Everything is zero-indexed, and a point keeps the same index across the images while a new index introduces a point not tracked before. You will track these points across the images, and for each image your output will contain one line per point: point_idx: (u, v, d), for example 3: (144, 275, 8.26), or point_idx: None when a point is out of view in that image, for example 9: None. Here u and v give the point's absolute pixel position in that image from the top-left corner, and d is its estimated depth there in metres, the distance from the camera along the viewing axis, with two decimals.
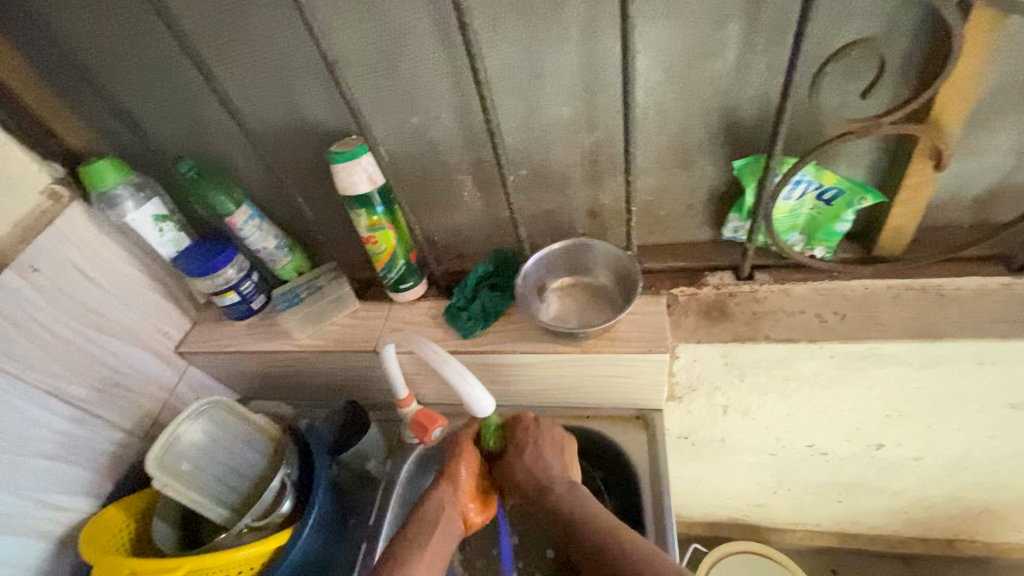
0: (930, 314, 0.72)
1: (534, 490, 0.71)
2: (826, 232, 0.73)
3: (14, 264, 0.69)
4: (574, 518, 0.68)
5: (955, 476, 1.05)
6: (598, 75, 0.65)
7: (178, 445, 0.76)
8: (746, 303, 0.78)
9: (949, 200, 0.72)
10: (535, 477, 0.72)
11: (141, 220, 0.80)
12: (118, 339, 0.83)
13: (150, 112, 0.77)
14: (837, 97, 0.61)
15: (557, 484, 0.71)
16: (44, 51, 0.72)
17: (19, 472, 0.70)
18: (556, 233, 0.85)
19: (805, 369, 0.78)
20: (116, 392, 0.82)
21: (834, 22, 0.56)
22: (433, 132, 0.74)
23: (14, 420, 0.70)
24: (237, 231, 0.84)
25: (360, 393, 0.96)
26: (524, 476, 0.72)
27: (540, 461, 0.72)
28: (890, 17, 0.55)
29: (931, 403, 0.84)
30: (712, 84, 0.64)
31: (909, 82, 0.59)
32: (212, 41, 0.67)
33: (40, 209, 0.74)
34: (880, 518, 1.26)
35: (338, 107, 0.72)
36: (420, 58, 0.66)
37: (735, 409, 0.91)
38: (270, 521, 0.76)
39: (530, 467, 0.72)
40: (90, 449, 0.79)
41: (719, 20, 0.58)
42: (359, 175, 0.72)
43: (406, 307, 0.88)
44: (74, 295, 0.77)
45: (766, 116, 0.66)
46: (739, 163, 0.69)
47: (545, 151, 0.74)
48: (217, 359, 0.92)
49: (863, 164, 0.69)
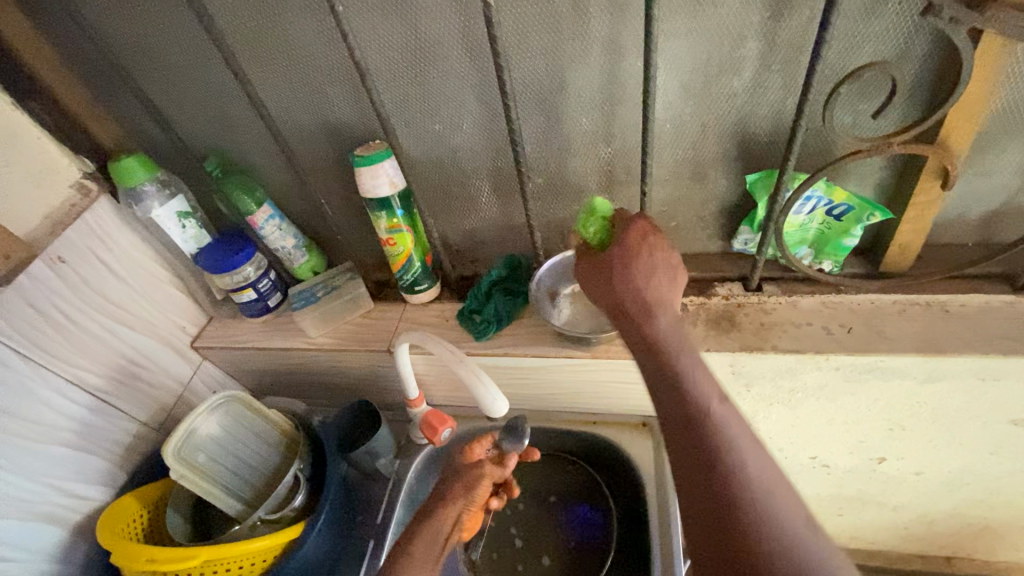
0: (934, 330, 0.73)
1: (640, 313, 0.57)
2: (834, 247, 0.75)
3: (43, 255, 0.71)
4: (678, 359, 0.53)
5: (955, 492, 1.06)
6: (618, 89, 0.68)
7: (195, 437, 0.77)
8: (755, 314, 0.79)
9: (954, 218, 0.74)
10: (650, 282, 0.58)
11: (164, 215, 0.82)
12: (137, 330, 0.84)
13: (179, 111, 0.79)
14: (849, 116, 0.63)
15: (665, 309, 0.56)
16: (82, 50, 0.75)
17: (39, 458, 0.71)
18: (569, 240, 0.87)
19: (810, 381, 0.80)
20: (134, 384, 0.83)
21: (848, 44, 0.58)
22: (455, 138, 0.76)
23: (38, 407, 0.71)
24: (258, 230, 0.87)
25: (371, 393, 0.97)
26: (635, 292, 0.57)
27: (646, 279, 0.58)
28: (902, 41, 0.57)
29: (933, 417, 0.85)
30: (728, 100, 0.66)
31: (919, 104, 0.61)
32: (246, 44, 0.70)
33: (70, 202, 0.77)
34: (879, 533, 1.26)
35: (364, 113, 0.75)
36: (446, 67, 0.69)
37: (740, 419, 0.92)
38: (283, 515, 0.77)
39: (642, 300, 0.57)
40: (107, 439, 0.80)
41: (737, 39, 0.61)
42: (382, 179, 0.74)
43: (420, 309, 0.90)
44: (99, 286, 0.79)
45: (779, 133, 0.68)
46: (752, 177, 0.71)
47: (563, 160, 0.76)
48: (232, 355, 0.93)
49: (872, 182, 0.71)
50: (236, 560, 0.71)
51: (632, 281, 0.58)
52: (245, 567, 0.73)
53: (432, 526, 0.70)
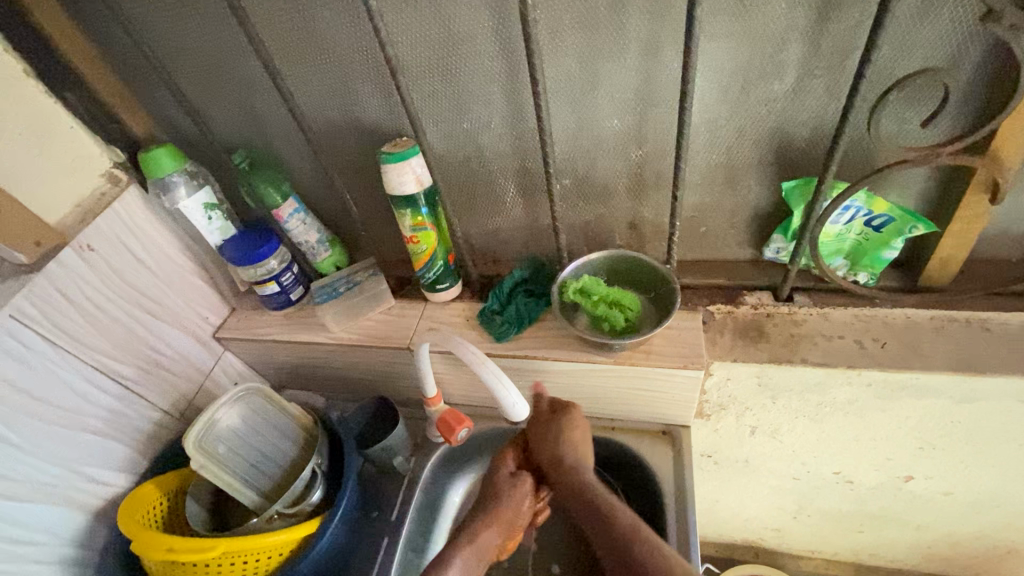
0: (974, 348, 0.71)
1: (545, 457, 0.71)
2: (871, 258, 0.73)
3: (72, 243, 0.72)
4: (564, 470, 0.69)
5: (983, 514, 1.03)
6: (653, 91, 0.66)
7: (215, 429, 0.77)
8: (784, 325, 0.77)
9: (998, 233, 0.71)
10: (553, 442, 0.71)
11: (192, 207, 0.83)
12: (162, 320, 0.85)
13: (209, 103, 0.80)
14: (895, 124, 0.61)
15: (580, 461, 0.69)
16: (116, 40, 0.75)
17: (64, 443, 0.72)
18: (594, 243, 0.86)
19: (839, 395, 0.77)
20: (158, 372, 0.84)
21: (898, 49, 0.56)
22: (482, 137, 0.75)
23: (65, 392, 0.72)
24: (282, 223, 0.86)
25: (389, 389, 0.97)
26: (546, 447, 0.71)
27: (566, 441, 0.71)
28: (955, 48, 0.55)
29: (965, 438, 0.83)
30: (767, 105, 0.64)
31: (970, 113, 0.59)
32: (278, 37, 0.69)
33: (100, 191, 0.78)
34: (900, 552, 1.23)
35: (392, 108, 0.74)
36: (477, 63, 0.67)
37: (762, 431, 0.90)
38: (300, 510, 0.77)
39: (551, 454, 0.70)
40: (130, 426, 0.81)
41: (780, 42, 0.59)
42: (408, 177, 0.73)
43: (441, 307, 0.89)
44: (126, 276, 0.79)
45: (818, 140, 0.66)
46: (788, 185, 0.69)
47: (592, 162, 0.75)
48: (253, 347, 0.94)
49: (913, 193, 0.69)
50: (251, 553, 0.71)
51: (545, 442, 0.72)
52: (261, 560, 0.73)
53: (477, 545, 0.65)
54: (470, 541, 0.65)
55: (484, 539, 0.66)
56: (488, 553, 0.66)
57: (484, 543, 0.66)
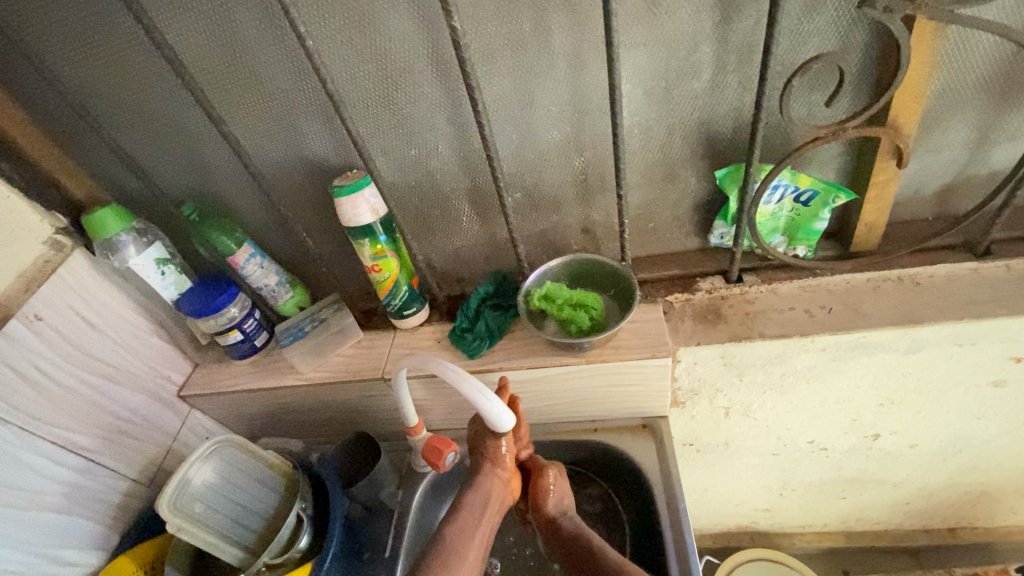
0: (910, 302, 0.77)
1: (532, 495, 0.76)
2: (806, 232, 0.78)
3: (19, 314, 0.69)
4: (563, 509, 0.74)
5: (950, 462, 1.08)
6: (585, 100, 0.70)
7: (190, 487, 0.74)
8: (738, 304, 0.82)
9: (911, 195, 0.78)
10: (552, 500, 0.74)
11: (143, 264, 0.80)
12: (123, 385, 0.82)
13: (154, 159, 0.80)
14: (804, 107, 0.67)
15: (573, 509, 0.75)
16: (51, 104, 0.75)
17: (26, 528, 0.68)
18: (551, 251, 0.89)
19: (799, 363, 0.82)
20: (120, 439, 0.80)
21: (795, 41, 0.63)
22: (431, 162, 0.78)
23: (23, 472, 0.68)
24: (239, 270, 0.85)
25: (368, 423, 0.96)
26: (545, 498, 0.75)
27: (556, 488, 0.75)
28: (843, 35, 0.62)
29: (919, 389, 0.88)
30: (691, 101, 0.69)
31: (866, 90, 0.65)
32: (220, 86, 0.71)
33: (43, 259, 0.74)
34: (883, 512, 1.28)
35: (340, 143, 0.76)
36: (419, 92, 0.70)
37: (736, 411, 0.94)
38: (290, 557, 0.75)
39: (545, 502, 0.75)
40: (96, 500, 0.77)
41: (693, 43, 0.64)
42: (363, 207, 0.75)
43: (410, 334, 0.90)
44: (78, 342, 0.76)
45: (741, 129, 0.72)
46: (721, 172, 0.74)
47: (539, 173, 0.78)
48: (222, 400, 0.91)
49: (831, 167, 0.75)
50: None
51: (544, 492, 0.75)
52: None
53: (479, 491, 0.71)
54: (472, 488, 0.71)
55: (483, 489, 0.71)
56: (492, 493, 0.72)
57: (487, 487, 0.72)
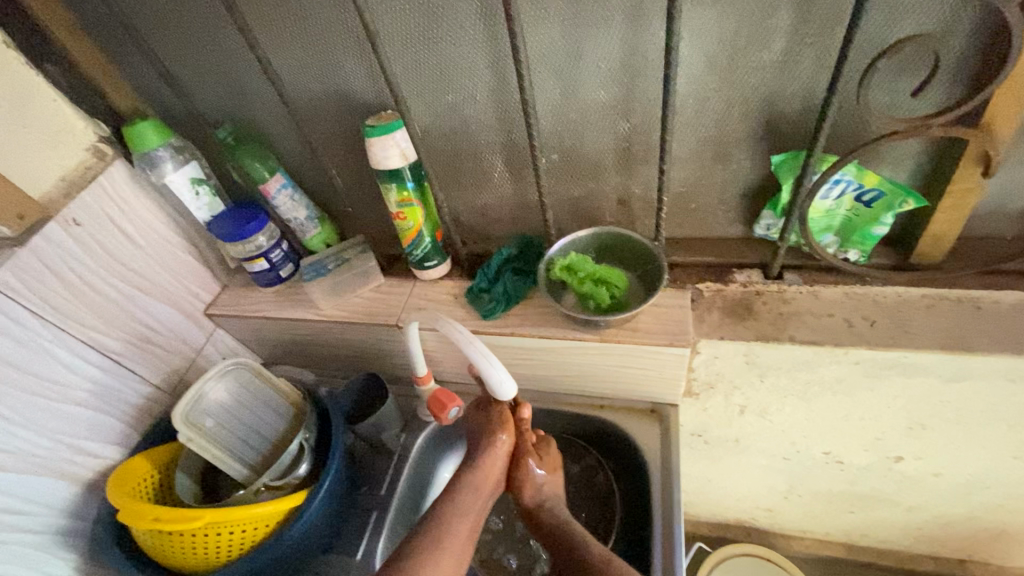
0: (965, 326, 0.70)
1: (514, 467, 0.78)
2: (862, 235, 0.72)
3: (58, 217, 0.72)
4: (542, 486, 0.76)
5: (975, 496, 1.02)
6: (639, 59, 0.64)
7: (204, 403, 0.78)
8: (774, 303, 0.77)
9: (994, 208, 0.70)
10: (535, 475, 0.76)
11: (178, 181, 0.82)
12: (153, 297, 0.85)
13: (193, 77, 0.79)
14: (886, 95, 0.59)
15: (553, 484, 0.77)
16: (94, 9, 0.74)
17: (55, 416, 0.74)
18: (583, 220, 0.85)
19: (828, 374, 0.77)
20: (146, 347, 0.85)
21: (890, 16, 0.54)
22: (467, 110, 0.74)
23: (54, 366, 0.73)
24: (270, 200, 0.86)
25: (380, 366, 0.97)
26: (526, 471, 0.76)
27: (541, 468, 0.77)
28: (948, 15, 0.53)
29: (956, 418, 0.82)
30: (757, 74, 0.62)
31: (964, 83, 0.57)
32: (259, 7, 0.68)
33: (84, 165, 0.77)
34: (892, 533, 1.24)
35: (376, 80, 0.73)
36: (461, 33, 0.66)
37: (752, 410, 0.90)
38: (288, 482, 0.78)
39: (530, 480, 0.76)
40: (120, 400, 0.82)
41: (769, 8, 0.57)
42: (392, 150, 0.72)
43: (429, 285, 0.89)
44: (113, 251, 0.79)
45: (809, 112, 0.65)
46: (778, 158, 0.68)
47: (579, 134, 0.73)
48: (244, 323, 0.94)
49: (905, 167, 0.67)
50: (238, 524, 0.72)
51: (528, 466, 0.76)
52: (249, 531, 0.73)
53: (479, 492, 0.72)
54: (474, 489, 0.71)
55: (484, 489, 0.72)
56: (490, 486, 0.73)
57: (485, 485, 0.73)
